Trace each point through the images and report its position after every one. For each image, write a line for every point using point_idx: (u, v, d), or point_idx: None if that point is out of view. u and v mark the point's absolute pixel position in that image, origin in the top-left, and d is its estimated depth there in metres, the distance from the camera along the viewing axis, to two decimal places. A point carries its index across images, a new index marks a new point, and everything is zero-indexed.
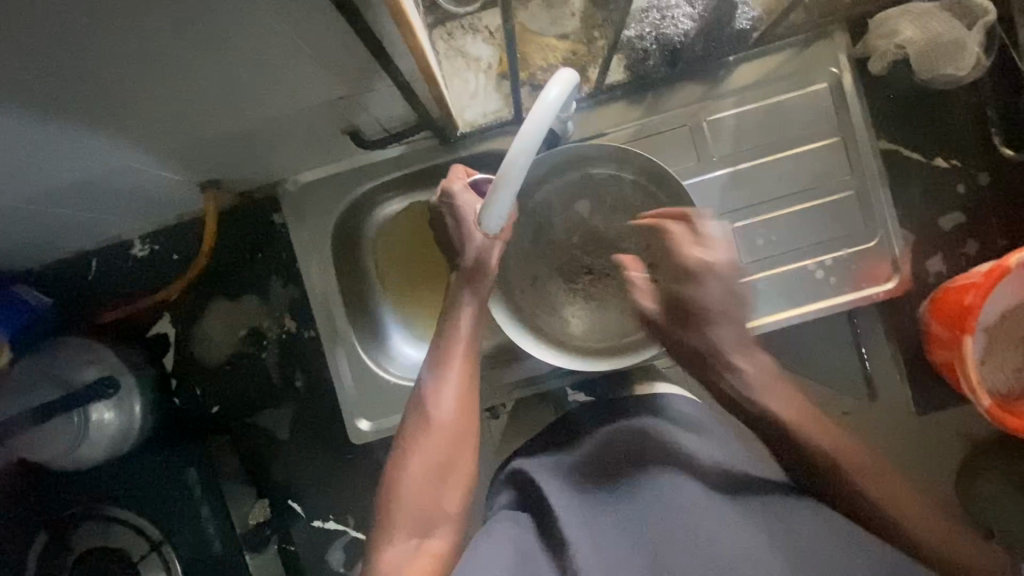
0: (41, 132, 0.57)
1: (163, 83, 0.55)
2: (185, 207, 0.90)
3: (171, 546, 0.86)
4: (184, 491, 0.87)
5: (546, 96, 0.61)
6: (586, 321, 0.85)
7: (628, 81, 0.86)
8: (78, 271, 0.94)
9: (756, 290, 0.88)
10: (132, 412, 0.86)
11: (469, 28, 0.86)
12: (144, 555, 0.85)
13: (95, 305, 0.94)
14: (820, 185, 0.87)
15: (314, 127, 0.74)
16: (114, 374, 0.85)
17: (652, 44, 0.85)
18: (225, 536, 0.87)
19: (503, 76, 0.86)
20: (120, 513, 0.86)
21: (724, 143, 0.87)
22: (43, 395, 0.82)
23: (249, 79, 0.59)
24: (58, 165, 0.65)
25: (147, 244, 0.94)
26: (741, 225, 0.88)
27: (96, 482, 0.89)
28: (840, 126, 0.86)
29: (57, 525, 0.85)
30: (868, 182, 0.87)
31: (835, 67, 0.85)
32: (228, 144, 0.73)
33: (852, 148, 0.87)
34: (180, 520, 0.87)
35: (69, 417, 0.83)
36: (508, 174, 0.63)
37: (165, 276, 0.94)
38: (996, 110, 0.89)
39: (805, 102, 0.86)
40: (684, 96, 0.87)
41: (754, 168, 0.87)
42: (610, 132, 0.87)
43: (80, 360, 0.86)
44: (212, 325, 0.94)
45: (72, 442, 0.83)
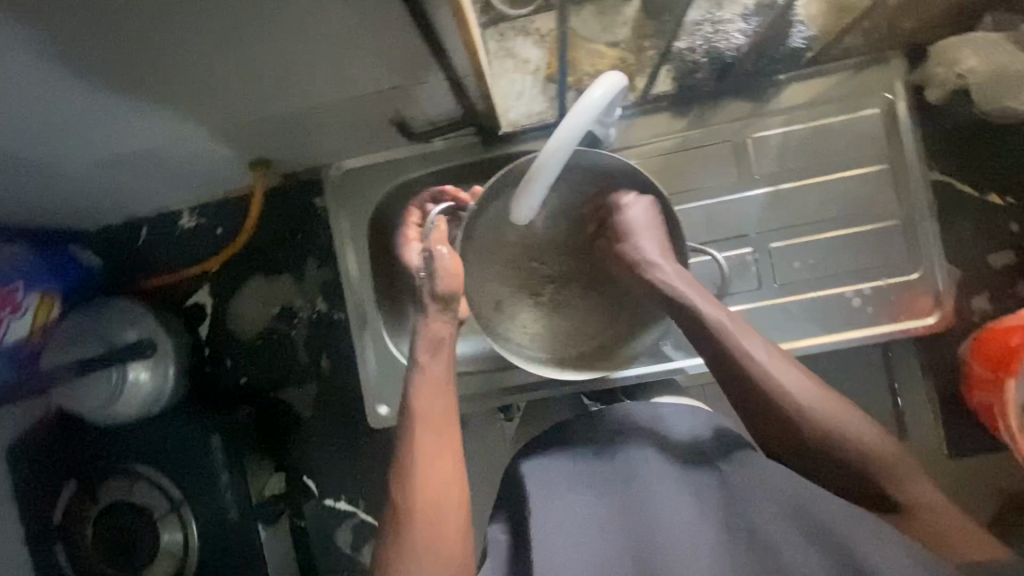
0: (108, 100, 0.60)
1: (226, 61, 0.58)
2: (234, 184, 0.93)
3: (189, 508, 0.87)
4: (206, 457, 0.87)
5: (591, 96, 0.63)
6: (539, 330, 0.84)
7: (675, 93, 0.86)
8: (129, 236, 0.99)
9: (787, 313, 0.86)
10: (166, 374, 0.90)
11: (521, 30, 0.87)
12: (164, 514, 0.88)
13: (140, 270, 0.98)
14: (863, 212, 0.85)
15: (363, 114, 0.76)
16: (153, 338, 0.90)
17: (703, 56, 0.84)
18: (241, 505, 0.88)
19: (551, 79, 0.87)
20: (144, 471, 0.88)
21: (767, 162, 0.86)
22: (86, 349, 0.87)
23: (307, 62, 0.61)
24: (124, 132, 0.68)
25: (195, 217, 0.98)
26: (777, 245, 0.87)
27: (118, 441, 0.90)
28: (889, 154, 0.85)
29: (86, 477, 0.89)
30: (915, 212, 0.84)
31: (889, 94, 0.84)
32: (281, 124, 0.75)
33: (900, 177, 0.85)
34: (200, 485, 0.87)
35: (110, 373, 0.86)
36: (544, 170, 0.64)
37: (209, 248, 0.98)
38: None
39: (855, 127, 0.85)
40: (729, 112, 0.86)
41: (795, 190, 0.86)
42: (649, 143, 0.88)
43: (122, 320, 0.89)
44: (249, 299, 0.98)
45: (109, 397, 0.86)
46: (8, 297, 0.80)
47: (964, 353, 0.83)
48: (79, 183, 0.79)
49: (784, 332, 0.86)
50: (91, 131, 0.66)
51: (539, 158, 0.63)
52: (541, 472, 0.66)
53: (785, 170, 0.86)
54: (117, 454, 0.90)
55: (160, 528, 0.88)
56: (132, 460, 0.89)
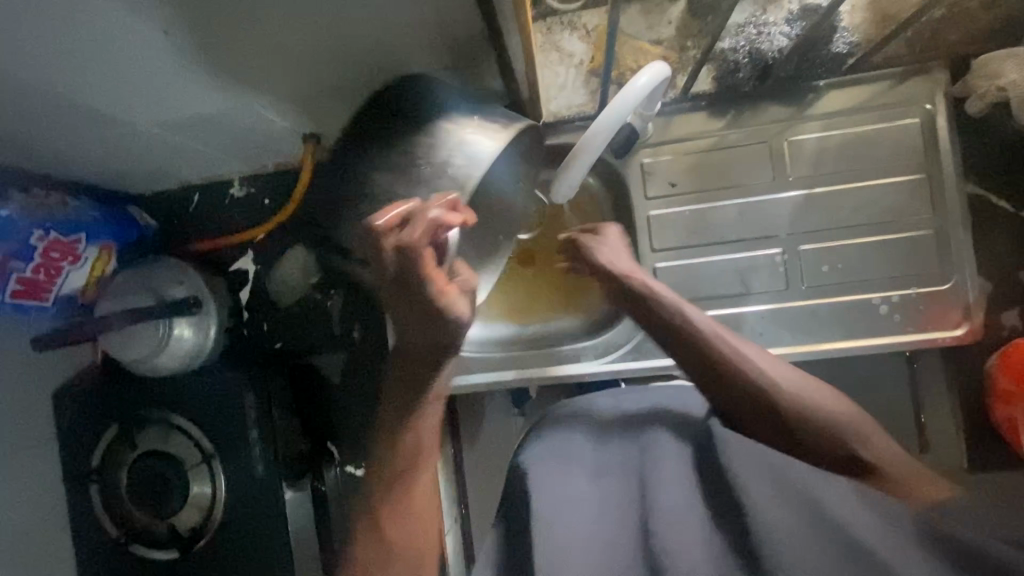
0: (189, 70, 0.66)
1: (295, 32, 0.61)
2: (284, 157, 0.98)
3: (219, 461, 0.92)
4: (240, 412, 0.92)
5: (634, 84, 0.66)
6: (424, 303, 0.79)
7: (713, 92, 0.89)
8: (181, 201, 1.04)
9: (812, 315, 0.87)
10: (207, 333, 0.95)
11: (568, 25, 0.91)
12: (195, 464, 0.92)
13: (189, 233, 1.05)
14: (896, 221, 0.86)
15: None
16: (200, 296, 0.95)
17: (744, 58, 0.89)
18: (267, 463, 0.92)
19: (593, 73, 0.91)
20: (180, 422, 0.93)
21: (802, 165, 0.87)
22: (137, 302, 0.91)
23: (370, 37, 0.64)
24: (193, 97, 0.72)
25: (245, 186, 1.04)
26: (807, 248, 0.88)
27: (157, 391, 0.94)
28: (926, 164, 0.85)
29: (125, 422, 0.94)
30: (949, 223, 0.85)
31: (930, 104, 0.84)
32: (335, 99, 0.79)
33: (936, 187, 0.85)
34: (231, 441, 0.92)
35: (156, 327, 0.91)
36: (587, 150, 0.67)
37: (255, 217, 1.05)
38: None
39: (893, 135, 0.85)
40: (767, 114, 0.88)
41: (828, 192, 0.87)
42: (685, 139, 0.90)
43: (171, 277, 0.94)
44: (288, 268, 1.02)
45: (152, 350, 0.90)
46: (70, 246, 0.86)
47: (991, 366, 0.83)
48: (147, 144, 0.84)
49: (808, 333, 0.87)
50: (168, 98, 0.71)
51: (583, 137, 0.67)
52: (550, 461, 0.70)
53: (819, 174, 0.87)
54: (156, 403, 0.94)
55: (190, 478, 0.91)
56: (169, 411, 0.94)
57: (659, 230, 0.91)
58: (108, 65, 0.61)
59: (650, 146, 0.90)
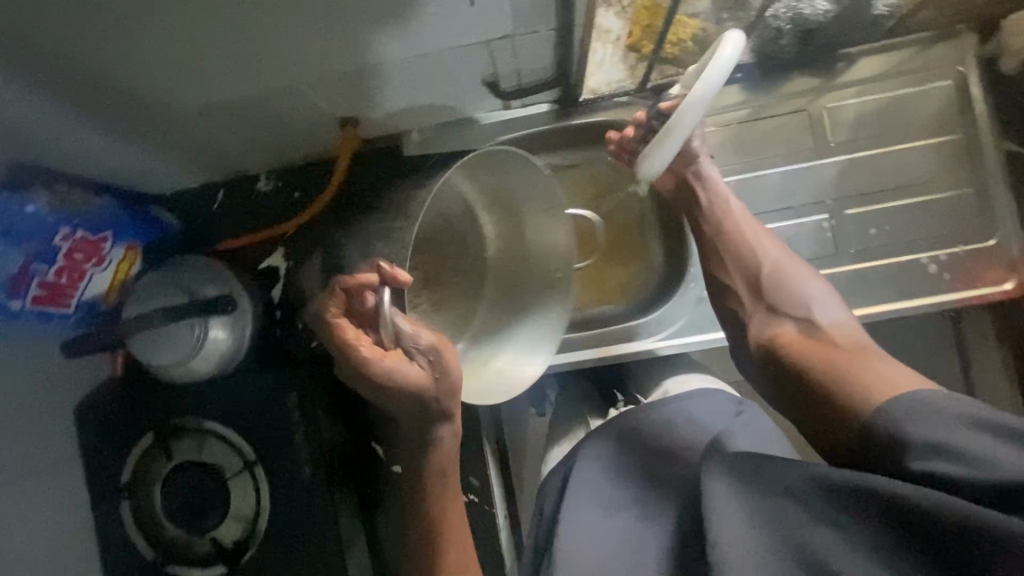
0: (242, 50, 0.61)
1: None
2: (314, 149, 0.95)
3: (262, 467, 0.87)
4: (282, 416, 0.87)
5: (722, 56, 0.67)
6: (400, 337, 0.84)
7: (755, 62, 0.88)
8: (205, 198, 1.00)
9: (864, 279, 0.87)
10: (244, 332, 0.90)
11: None
12: (236, 473, 0.87)
13: (214, 232, 1.01)
14: (937, 181, 0.87)
15: (465, 74, 0.78)
16: (233, 295, 0.90)
17: (788, 24, 0.84)
18: (315, 464, 0.87)
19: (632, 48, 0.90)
20: (218, 428, 0.88)
21: (843, 130, 0.88)
22: (166, 300, 0.86)
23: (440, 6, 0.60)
24: (238, 79, 0.67)
25: (272, 181, 1.01)
26: (853, 212, 0.88)
27: (189, 398, 0.89)
28: (962, 125, 0.87)
29: (158, 430, 0.89)
30: (989, 181, 0.87)
31: (961, 67, 0.87)
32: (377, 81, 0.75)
33: (974, 146, 0.87)
34: (274, 448, 0.87)
35: (191, 327, 0.86)
36: (680, 127, 0.71)
37: (285, 212, 1.01)
38: None
39: (930, 98, 0.87)
40: (803, 84, 0.89)
41: (870, 159, 0.88)
42: (727, 111, 0.90)
43: (204, 275, 0.89)
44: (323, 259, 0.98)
45: (187, 352, 0.85)
46: (94, 246, 0.80)
47: None
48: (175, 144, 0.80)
49: (860, 297, 0.87)
50: (215, 85, 0.67)
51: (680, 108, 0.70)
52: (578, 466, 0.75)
53: (860, 140, 0.88)
54: (187, 411, 0.89)
55: (232, 487, 0.87)
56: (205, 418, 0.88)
57: None
58: (165, 51, 0.57)
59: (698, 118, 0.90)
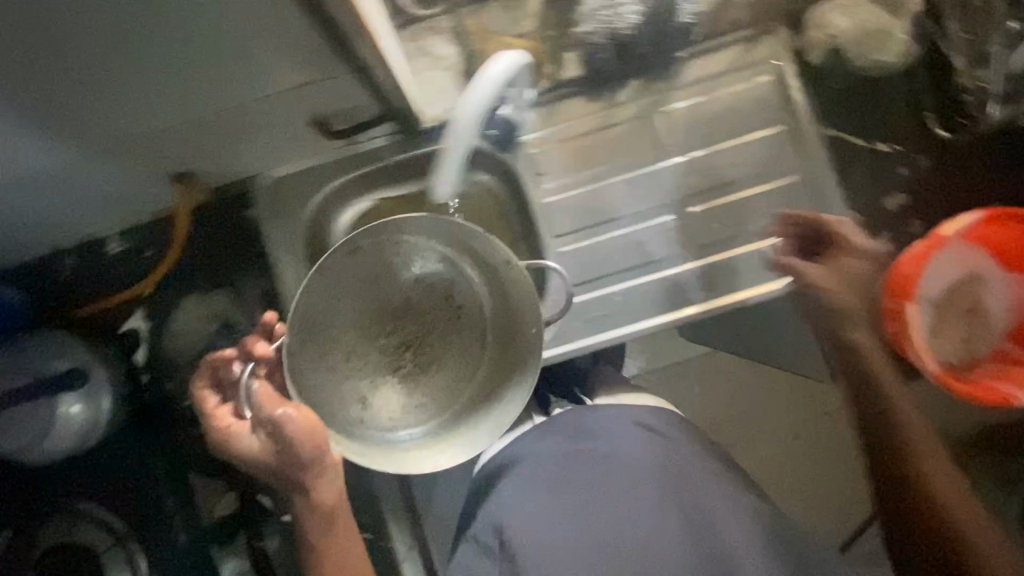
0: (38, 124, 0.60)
1: (130, 72, 0.56)
2: (159, 206, 0.93)
3: (136, 542, 0.86)
4: (154, 484, 0.90)
5: (493, 69, 0.67)
6: (396, 402, 0.87)
7: (582, 78, 0.92)
8: (52, 267, 0.96)
9: (718, 272, 0.90)
10: (100, 406, 0.87)
11: (431, 30, 0.92)
12: (109, 550, 0.85)
13: (67, 299, 0.97)
14: (769, 172, 0.92)
15: (281, 121, 0.78)
16: (84, 367, 0.87)
17: (602, 39, 0.88)
18: (191, 529, 0.91)
19: (465, 77, 0.92)
20: (87, 507, 0.86)
21: (678, 135, 0.92)
22: (12, 381, 0.84)
23: (217, 69, 0.60)
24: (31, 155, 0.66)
25: (124, 242, 0.97)
26: (695, 208, 0.91)
27: (61, 479, 0.89)
28: (787, 117, 0.91)
29: (22, 520, 0.86)
30: (820, 169, 0.91)
31: (777, 61, 0.91)
32: (190, 137, 0.74)
33: (800, 136, 0.91)
34: (150, 517, 0.88)
35: (38, 406, 0.84)
36: (455, 141, 0.68)
37: (143, 271, 0.98)
38: (930, 100, 0.96)
39: (753, 95, 0.92)
40: (634, 95, 0.93)
41: (706, 158, 0.91)
42: (563, 126, 0.93)
43: (48, 351, 0.86)
44: (185, 317, 0.95)
45: (41, 433, 0.85)
46: None
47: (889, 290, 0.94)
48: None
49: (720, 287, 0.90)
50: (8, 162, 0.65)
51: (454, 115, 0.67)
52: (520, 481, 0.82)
53: (695, 142, 0.92)
54: (61, 491, 0.88)
55: (105, 566, 0.85)
56: (76, 498, 0.88)
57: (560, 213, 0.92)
58: None
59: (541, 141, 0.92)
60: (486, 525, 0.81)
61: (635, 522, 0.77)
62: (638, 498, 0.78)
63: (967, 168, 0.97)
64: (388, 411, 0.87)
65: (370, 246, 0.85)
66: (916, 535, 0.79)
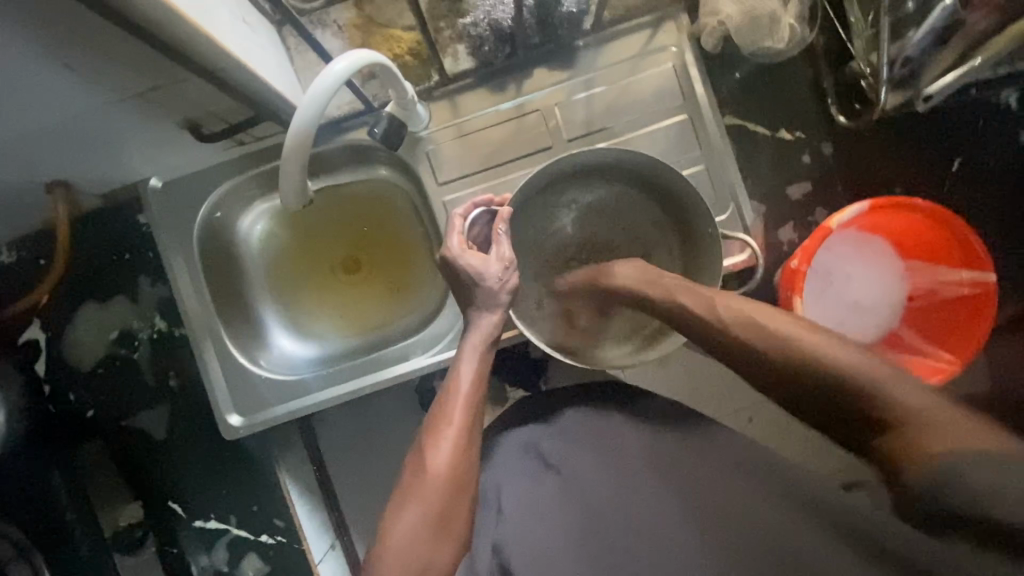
0: (65, 71, 0.74)
1: (94, 26, 0.68)
2: (119, 186, 1.09)
3: (36, 552, 1.01)
4: (46, 492, 1.04)
5: (334, 67, 0.79)
6: (592, 327, 1.02)
7: (508, 60, 1.08)
8: (14, 273, 1.13)
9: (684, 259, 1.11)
10: None
11: (443, 23, 1.10)
12: (14, 559, 1.00)
13: (7, 298, 1.12)
14: (736, 197, 1.05)
15: (264, 97, 0.94)
16: None
17: (486, 29, 1.09)
18: (93, 541, 1.07)
19: (467, 57, 1.11)
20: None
21: (665, 140, 1.06)
22: None
23: (197, 22, 0.74)
24: (73, 98, 0.79)
25: (13, 252, 1.13)
26: None
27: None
28: (768, 140, 1.10)
29: None
30: (776, 187, 1.10)
31: (777, 91, 1.10)
32: (219, 86, 0.86)
33: (782, 156, 1.10)
34: (50, 530, 1.04)
35: None
36: (304, 108, 0.80)
37: (89, 275, 1.14)
38: (947, 137, 1.08)
39: (732, 124, 1.10)
40: (641, 82, 1.06)
41: (726, 171, 1.04)
42: (566, 126, 1.07)
43: None
44: (85, 331, 1.13)
45: None
46: None
47: (903, 318, 1.04)
48: (114, 145, 0.95)
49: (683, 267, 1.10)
50: (79, 115, 0.84)
51: (305, 95, 0.80)
52: (560, 444, 0.88)
53: (687, 147, 1.05)
54: None
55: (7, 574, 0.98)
56: None
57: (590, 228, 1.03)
58: (44, 77, 0.73)
59: (548, 150, 1.07)
60: (500, 491, 0.85)
61: (586, 494, 0.84)
62: (631, 490, 0.84)
63: (992, 209, 1.08)
64: (578, 326, 1.02)
65: (590, 186, 1.01)
66: (854, 433, 0.64)
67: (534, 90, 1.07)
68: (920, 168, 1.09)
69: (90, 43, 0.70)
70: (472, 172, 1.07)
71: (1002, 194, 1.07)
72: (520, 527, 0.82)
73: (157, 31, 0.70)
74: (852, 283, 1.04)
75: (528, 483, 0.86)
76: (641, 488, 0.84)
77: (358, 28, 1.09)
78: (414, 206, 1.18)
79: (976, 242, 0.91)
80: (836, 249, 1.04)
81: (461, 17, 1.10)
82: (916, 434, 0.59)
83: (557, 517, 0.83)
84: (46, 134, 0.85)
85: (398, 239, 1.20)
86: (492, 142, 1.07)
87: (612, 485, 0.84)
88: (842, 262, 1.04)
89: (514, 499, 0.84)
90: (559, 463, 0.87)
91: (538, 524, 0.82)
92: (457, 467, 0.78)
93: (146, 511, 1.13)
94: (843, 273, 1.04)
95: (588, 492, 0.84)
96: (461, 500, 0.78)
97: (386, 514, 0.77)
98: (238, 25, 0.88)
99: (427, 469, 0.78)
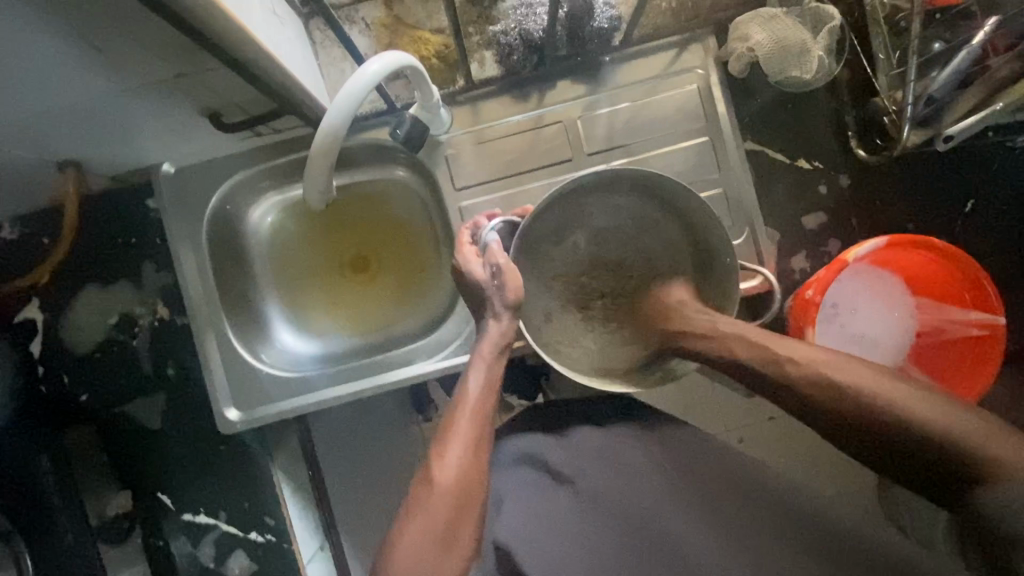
0: (88, 54, 0.72)
1: (123, 12, 0.66)
2: (131, 169, 1.07)
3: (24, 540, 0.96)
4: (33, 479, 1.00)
5: (365, 69, 0.78)
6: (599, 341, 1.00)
7: (534, 70, 1.08)
8: (15, 249, 1.11)
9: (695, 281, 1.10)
10: None
11: (471, 29, 1.10)
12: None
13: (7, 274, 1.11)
14: (753, 222, 1.05)
15: (288, 91, 0.93)
16: None
17: (517, 40, 1.09)
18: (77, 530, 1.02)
19: (493, 64, 1.10)
20: None
21: (687, 161, 1.05)
22: None
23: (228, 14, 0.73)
24: (93, 79, 0.78)
25: (17, 228, 1.10)
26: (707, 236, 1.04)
27: None
28: (786, 169, 1.10)
29: None
30: (791, 215, 1.11)
31: (797, 121, 1.11)
32: (243, 78, 0.85)
33: (800, 185, 1.10)
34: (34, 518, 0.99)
35: None
36: (330, 112, 0.79)
37: (92, 256, 1.12)
38: (962, 177, 1.09)
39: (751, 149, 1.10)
40: (666, 100, 1.05)
41: (744, 196, 1.04)
42: (588, 139, 1.06)
43: None
44: (85, 314, 1.11)
45: None
46: None
47: (909, 355, 1.05)
48: (132, 129, 0.94)
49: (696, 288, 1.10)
50: (99, 96, 0.82)
51: (333, 100, 0.79)
52: (570, 457, 0.88)
53: (708, 168, 1.05)
54: None
55: None
56: None
57: (607, 245, 1.02)
58: (65, 58, 0.71)
59: (568, 163, 1.07)
60: (511, 499, 0.85)
61: (595, 505, 0.85)
62: (643, 507, 0.84)
63: (1002, 250, 1.09)
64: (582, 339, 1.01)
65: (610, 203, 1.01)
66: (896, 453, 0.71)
67: (557, 102, 1.07)
68: (934, 206, 1.10)
69: (119, 26, 0.68)
70: (491, 179, 1.07)
71: (1012, 238, 1.08)
72: (529, 535, 0.81)
73: (186, 21, 0.69)
74: (861, 318, 1.05)
75: (535, 493, 0.86)
76: (656, 503, 0.84)
77: (386, 27, 1.09)
78: (427, 209, 1.17)
79: (987, 283, 0.92)
80: (850, 280, 1.04)
81: (490, 24, 1.10)
82: (973, 464, 0.66)
83: (563, 527, 0.83)
84: (62, 113, 0.83)
85: (411, 240, 1.19)
86: (513, 150, 1.07)
87: (625, 496, 0.85)
88: (853, 294, 1.04)
89: (521, 508, 0.84)
90: (567, 469, 0.87)
91: (545, 535, 0.82)
92: (464, 480, 0.78)
93: (134, 503, 1.11)
94: (853, 305, 1.04)
95: (600, 503, 0.85)
96: (468, 517, 0.76)
97: (393, 524, 0.76)
98: (267, 18, 0.88)
99: (433, 481, 0.77)
